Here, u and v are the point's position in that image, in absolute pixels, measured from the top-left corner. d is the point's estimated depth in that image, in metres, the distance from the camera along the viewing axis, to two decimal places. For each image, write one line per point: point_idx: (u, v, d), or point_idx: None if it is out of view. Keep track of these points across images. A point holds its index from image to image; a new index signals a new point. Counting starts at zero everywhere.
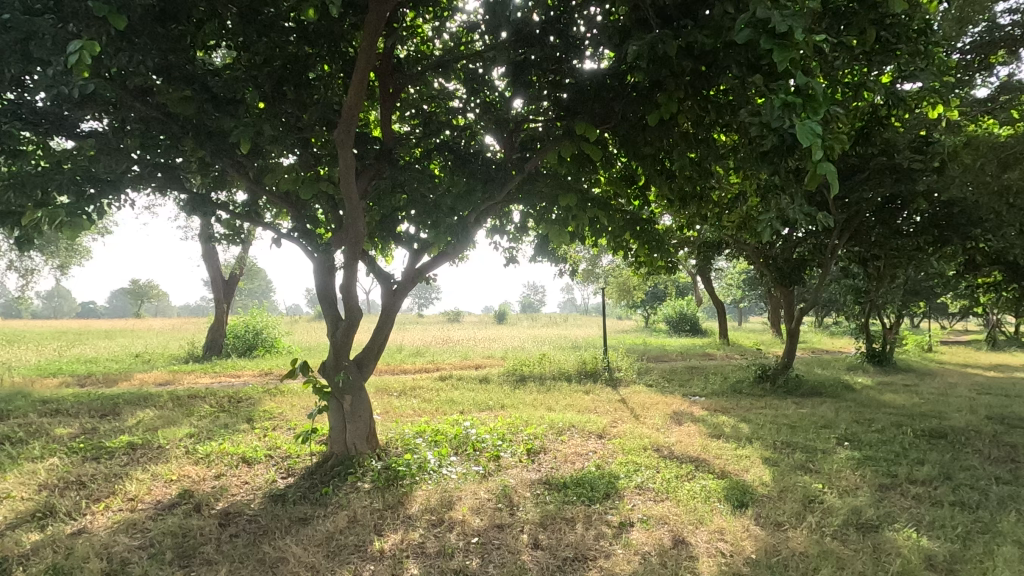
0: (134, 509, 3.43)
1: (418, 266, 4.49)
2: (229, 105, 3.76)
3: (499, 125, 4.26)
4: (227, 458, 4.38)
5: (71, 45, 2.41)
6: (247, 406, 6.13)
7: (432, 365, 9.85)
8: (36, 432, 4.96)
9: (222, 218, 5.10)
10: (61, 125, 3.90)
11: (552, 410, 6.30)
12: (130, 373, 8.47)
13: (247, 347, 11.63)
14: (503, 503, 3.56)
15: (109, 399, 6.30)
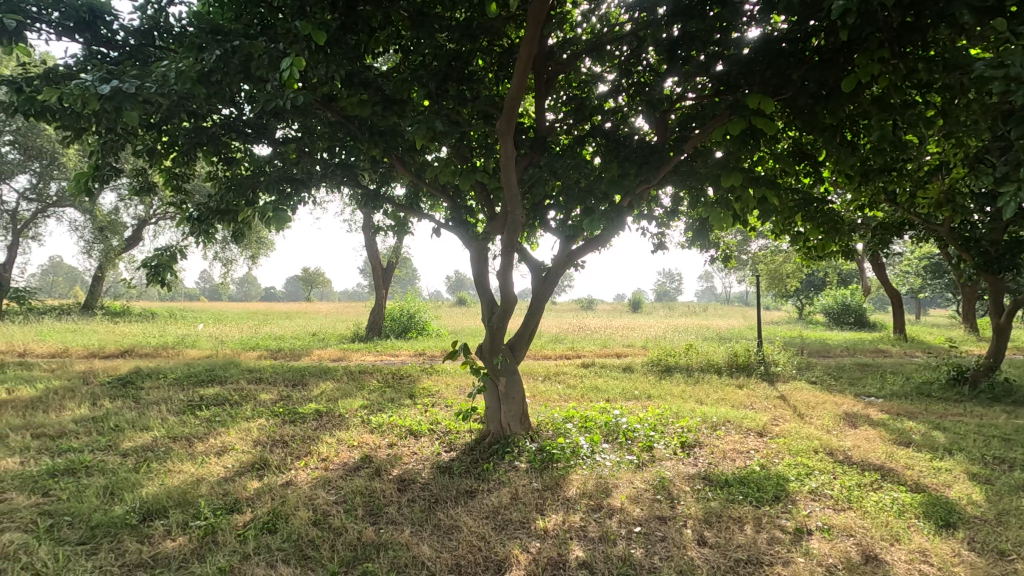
0: (327, 468, 3.91)
1: (570, 252, 4.51)
2: (398, 105, 4.05)
3: (652, 107, 4.06)
4: (397, 429, 4.81)
5: (284, 62, 2.75)
6: (408, 383, 6.70)
7: (573, 352, 9.93)
8: (246, 396, 5.89)
9: (388, 210, 5.56)
10: (263, 133, 4.44)
11: (703, 403, 6.00)
12: (310, 349, 9.69)
13: (402, 329, 12.68)
14: (663, 495, 3.47)
15: (297, 371, 7.27)
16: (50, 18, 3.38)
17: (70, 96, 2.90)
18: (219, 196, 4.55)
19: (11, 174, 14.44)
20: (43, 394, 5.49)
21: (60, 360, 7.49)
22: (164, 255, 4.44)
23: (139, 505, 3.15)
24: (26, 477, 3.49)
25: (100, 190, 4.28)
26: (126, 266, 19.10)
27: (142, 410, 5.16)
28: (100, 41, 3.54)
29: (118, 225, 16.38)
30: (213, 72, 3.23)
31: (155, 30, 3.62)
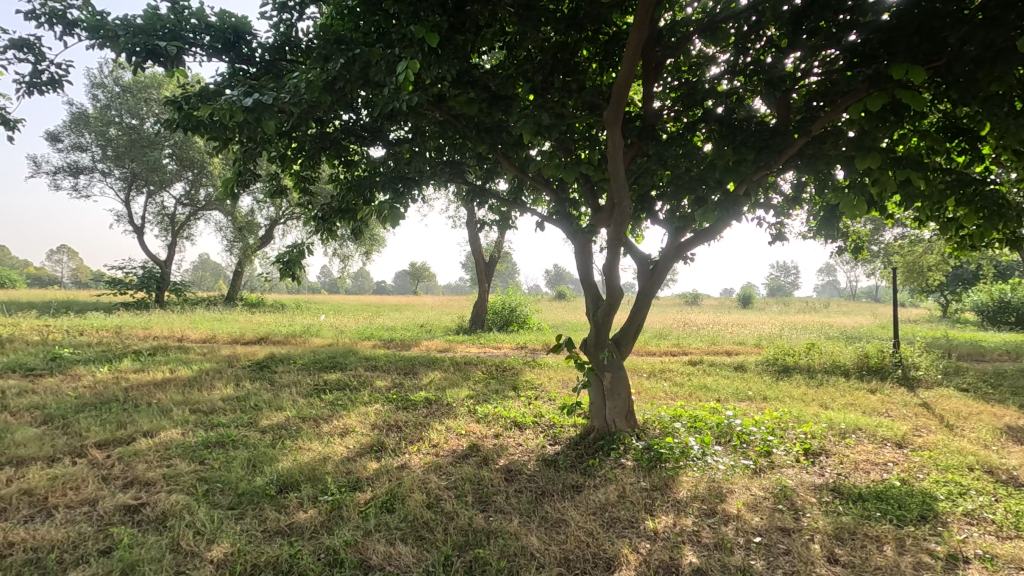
0: (438, 454, 4.08)
1: (679, 244, 4.30)
2: (504, 101, 4.09)
3: (772, 86, 3.74)
4: (502, 420, 4.91)
5: (400, 66, 2.87)
6: (512, 375, 6.81)
7: (679, 349, 9.54)
8: (364, 382, 6.32)
9: (493, 205, 5.65)
10: (378, 135, 4.69)
11: (829, 408, 5.50)
12: (419, 339, 10.18)
13: (504, 322, 12.94)
14: (785, 505, 3.22)
15: (408, 360, 7.67)
16: (202, 41, 3.79)
17: (221, 110, 3.25)
18: (340, 196, 4.90)
19: (171, 183, 16.63)
20: (198, 374, 6.28)
21: (210, 345, 8.52)
22: (294, 251, 4.88)
23: (276, 477, 3.49)
24: (187, 446, 4.00)
25: (242, 194, 4.78)
26: (261, 262, 21.29)
27: (276, 392, 5.72)
28: (242, 59, 3.93)
29: (254, 225, 18.28)
30: (337, 80, 3.46)
31: (287, 45, 3.96)
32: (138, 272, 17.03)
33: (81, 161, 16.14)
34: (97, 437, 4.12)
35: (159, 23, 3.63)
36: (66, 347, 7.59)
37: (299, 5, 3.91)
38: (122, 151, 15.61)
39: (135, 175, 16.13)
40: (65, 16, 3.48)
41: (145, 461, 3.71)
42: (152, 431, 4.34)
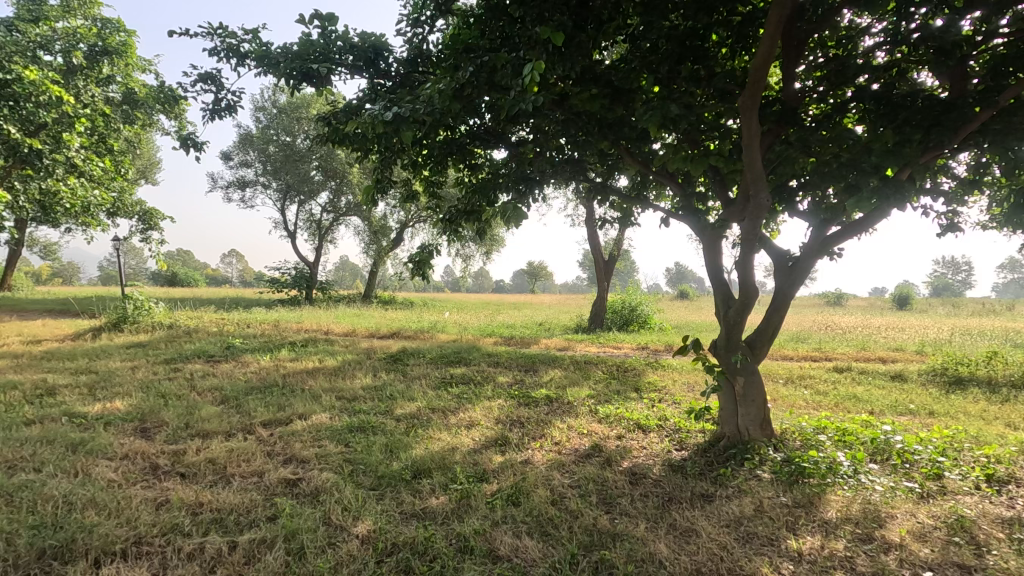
0: (560, 452, 4.10)
1: (824, 238, 3.88)
2: (628, 96, 3.98)
3: (944, 55, 3.24)
4: (625, 421, 4.80)
5: (527, 68, 2.92)
6: (634, 376, 6.64)
7: (821, 354, 8.66)
8: (487, 377, 6.53)
9: (615, 202, 5.54)
10: (501, 138, 4.82)
11: (1019, 428, 4.65)
12: (539, 337, 10.30)
13: (624, 322, 12.67)
14: (963, 538, 2.77)
15: (529, 357, 7.79)
16: (347, 61, 4.16)
17: (364, 123, 3.54)
18: (466, 199, 5.11)
19: (318, 192, 18.51)
20: (342, 364, 6.92)
21: (351, 338, 9.34)
22: (424, 252, 5.19)
23: (411, 463, 3.73)
24: (334, 429, 4.42)
25: (379, 199, 5.17)
26: (393, 262, 22.93)
27: (408, 383, 6.12)
28: (379, 74, 4.25)
29: (387, 228, 19.73)
30: (466, 87, 3.61)
31: (419, 57, 4.23)
32: (291, 272, 19.20)
33: (247, 176, 18.54)
34: (263, 417, 4.71)
35: (312, 48, 4.05)
36: (238, 337, 8.75)
37: (429, 19, 4.16)
38: (279, 165, 17.67)
39: (289, 187, 18.19)
40: (239, 50, 4.01)
41: (301, 440, 4.17)
42: (306, 414, 4.87)
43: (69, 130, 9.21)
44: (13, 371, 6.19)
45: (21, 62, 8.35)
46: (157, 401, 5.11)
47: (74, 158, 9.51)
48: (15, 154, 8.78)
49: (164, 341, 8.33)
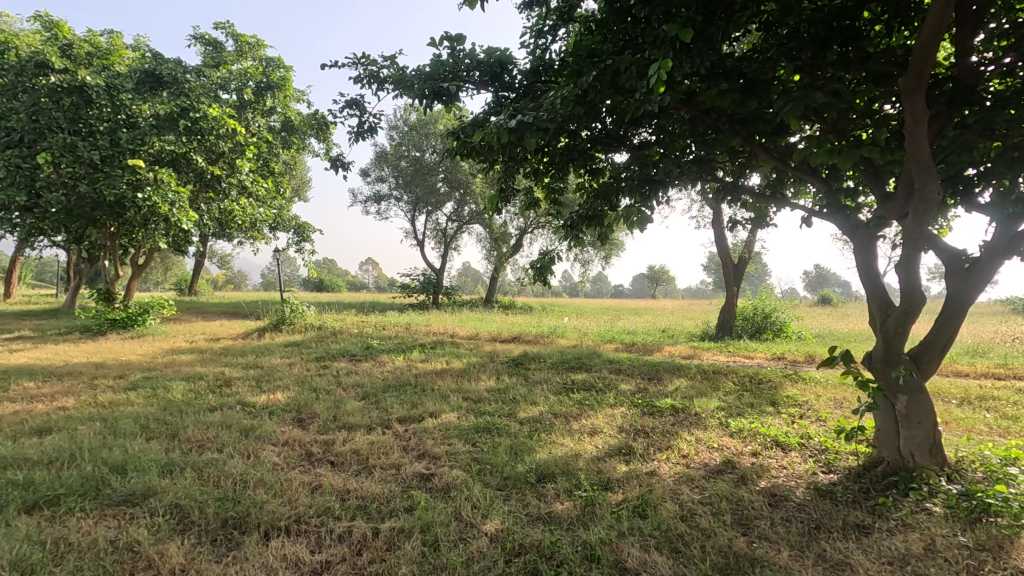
0: (689, 465, 3.91)
1: (1013, 235, 3.29)
2: (763, 87, 3.72)
3: None
4: (761, 437, 4.45)
5: (653, 68, 2.85)
6: (769, 389, 6.14)
7: (1007, 371, 7.36)
8: (609, 384, 6.43)
9: (748, 202, 5.16)
10: (623, 140, 4.73)
11: None
12: (662, 344, 9.93)
13: (757, 329, 11.80)
14: None
15: (652, 365, 7.54)
16: (474, 77, 4.36)
17: (491, 134, 3.68)
18: (588, 203, 5.08)
19: (444, 202, 19.56)
20: (467, 366, 7.22)
21: (475, 342, 9.72)
22: (545, 258, 5.26)
23: (536, 466, 3.78)
24: (462, 429, 4.62)
25: (503, 208, 5.34)
26: (513, 268, 23.52)
27: (531, 387, 6.23)
28: (503, 86, 4.39)
29: (507, 235, 20.27)
30: (589, 91, 3.59)
31: (541, 67, 4.29)
32: (420, 278, 20.48)
33: (382, 190, 20.14)
34: (398, 414, 5.06)
35: (442, 68, 4.32)
36: (376, 338, 9.53)
37: (552, 28, 4.21)
38: (409, 179, 18.96)
39: (418, 199, 19.44)
40: (379, 76, 4.41)
41: (432, 438, 4.42)
42: (436, 412, 5.16)
43: (241, 157, 10.68)
44: (200, 364, 7.30)
45: (207, 102, 9.86)
46: (310, 395, 5.72)
47: (245, 181, 11.01)
48: (202, 180, 10.38)
49: (314, 341, 9.30)
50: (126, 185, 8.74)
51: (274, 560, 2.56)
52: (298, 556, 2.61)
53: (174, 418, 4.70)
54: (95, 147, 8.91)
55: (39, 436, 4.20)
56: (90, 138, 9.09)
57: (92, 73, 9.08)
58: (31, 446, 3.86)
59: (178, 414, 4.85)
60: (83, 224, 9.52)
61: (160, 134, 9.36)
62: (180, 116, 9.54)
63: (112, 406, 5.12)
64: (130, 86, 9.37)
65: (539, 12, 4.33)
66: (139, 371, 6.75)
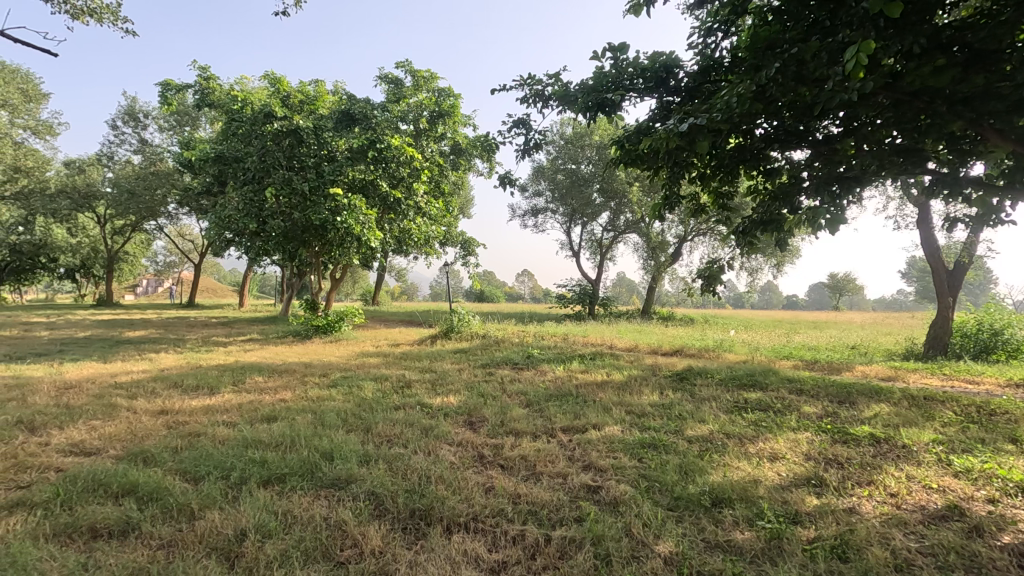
0: (899, 506, 3.35)
1: None
2: (996, 58, 3.10)
3: None
4: (999, 482, 3.65)
5: (850, 52, 2.56)
6: (1008, 423, 5.01)
7: None
8: (790, 406, 5.81)
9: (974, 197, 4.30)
10: (805, 136, 4.27)
11: None
12: (852, 363, 8.70)
13: (981, 349, 9.79)
14: None
15: (843, 386, 6.63)
16: (638, 85, 4.30)
17: (660, 141, 3.58)
18: (763, 208, 4.69)
19: (599, 213, 19.53)
20: (629, 379, 7.05)
21: (635, 354, 9.45)
22: (713, 267, 5.05)
23: (710, 489, 3.54)
24: (627, 443, 4.52)
25: (667, 216, 5.18)
26: (672, 278, 22.56)
27: (698, 404, 5.89)
28: (669, 89, 4.26)
29: (665, 244, 19.50)
30: (770, 86, 3.32)
31: (711, 66, 4.10)
32: (576, 289, 20.64)
33: (539, 204, 20.83)
34: (562, 423, 5.13)
35: (605, 79, 4.34)
36: (536, 348, 9.80)
37: (723, 25, 4.01)
38: (565, 192, 19.26)
39: (574, 210, 19.69)
40: (544, 94, 4.61)
41: (597, 450, 4.39)
42: (599, 424, 5.12)
43: (417, 181, 11.80)
44: (384, 366, 8.18)
45: (390, 134, 11.11)
46: (479, 400, 6.07)
47: (420, 203, 12.13)
48: (385, 203, 11.71)
49: (480, 349, 9.86)
50: (328, 211, 10.23)
51: (456, 554, 2.74)
52: (477, 552, 2.76)
53: (367, 414, 5.31)
54: (306, 180, 10.57)
55: (269, 422, 5.05)
56: (302, 172, 10.82)
57: (304, 118, 10.81)
58: (264, 430, 4.65)
59: (370, 411, 5.47)
60: (296, 244, 11.29)
61: (354, 165, 10.81)
62: (369, 148, 10.89)
63: (319, 400, 5.96)
64: (331, 126, 10.95)
65: (708, 9, 4.15)
66: (337, 371, 7.77)
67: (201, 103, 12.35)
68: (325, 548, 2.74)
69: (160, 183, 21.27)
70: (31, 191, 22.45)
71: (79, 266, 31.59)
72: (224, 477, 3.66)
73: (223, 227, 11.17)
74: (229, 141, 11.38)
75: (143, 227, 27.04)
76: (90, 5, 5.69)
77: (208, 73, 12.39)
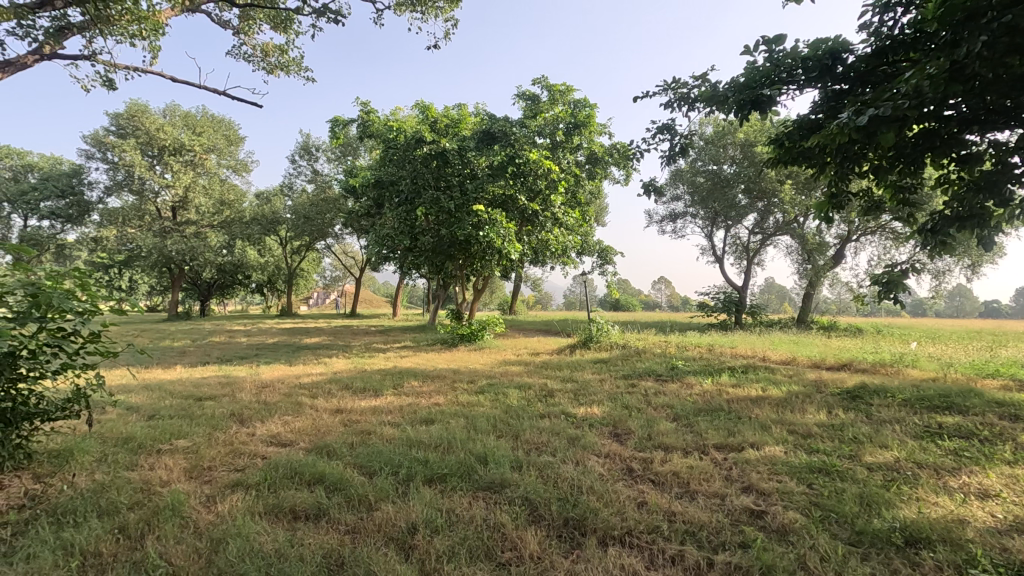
0: None
1: None
2: None
3: None
4: None
5: None
6: None
7: None
8: (1002, 434, 4.87)
9: None
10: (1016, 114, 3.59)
11: None
12: None
13: None
14: None
15: None
16: (798, 76, 4.00)
17: (829, 136, 3.27)
18: (960, 201, 4.04)
19: (745, 215, 18.24)
20: (789, 396, 6.44)
21: (794, 368, 8.62)
22: (894, 271, 4.53)
23: (901, 525, 3.10)
24: (792, 466, 4.13)
25: (834, 215, 4.70)
26: (834, 283, 20.22)
27: (877, 426, 5.19)
28: (836, 77, 3.90)
29: (824, 246, 17.58)
30: (971, 62, 2.87)
31: (888, 46, 3.67)
32: (720, 297, 19.42)
33: (678, 208, 20.06)
34: (715, 440, 4.85)
35: (760, 74, 4.10)
36: (680, 359, 9.38)
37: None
38: (707, 195, 18.30)
39: (717, 213, 18.61)
40: (690, 97, 4.50)
41: (757, 471, 4.07)
42: (757, 444, 4.75)
43: (554, 192, 12.00)
44: (527, 375, 8.41)
45: (529, 148, 11.42)
46: (623, 411, 5.97)
47: (557, 214, 12.27)
48: (524, 216, 12.09)
49: (620, 359, 9.70)
50: (471, 226, 10.84)
51: (615, 568, 2.72)
52: (636, 568, 2.71)
53: (515, 421, 5.50)
54: (452, 198, 11.31)
55: (427, 424, 5.45)
56: (449, 191, 11.59)
57: (451, 140, 11.61)
58: (423, 431, 5.03)
59: (516, 418, 5.65)
60: (443, 258, 12.10)
61: (494, 181, 11.33)
62: (509, 164, 11.34)
63: (469, 406, 6.30)
64: (473, 146, 11.60)
65: None
66: (484, 378, 8.15)
67: (363, 134, 13.84)
68: (487, 548, 2.89)
69: (328, 208, 24.14)
70: (232, 220, 26.83)
71: (267, 282, 36.93)
72: (394, 473, 4.03)
73: (381, 244, 12.38)
74: (386, 167, 12.61)
75: (315, 246, 30.85)
76: (280, 61, 6.69)
77: (369, 107, 13.85)
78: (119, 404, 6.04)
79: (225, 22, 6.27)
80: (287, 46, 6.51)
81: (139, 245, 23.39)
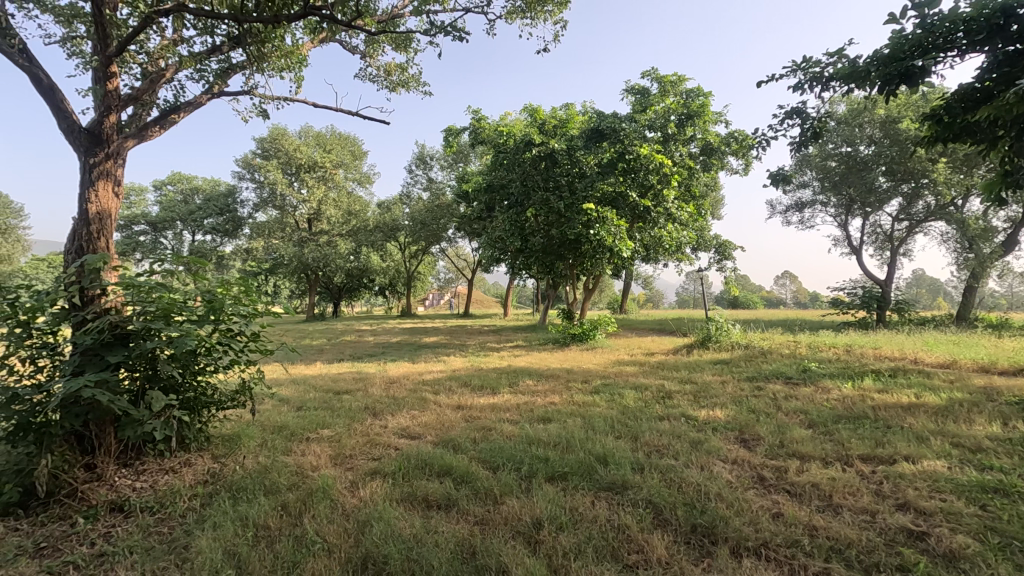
0: None
1: None
2: None
3: None
4: None
5: None
6: None
7: None
8: None
9: None
10: None
11: None
12: None
13: None
14: None
15: None
16: (959, 41, 3.55)
17: (1002, 106, 2.86)
18: None
19: (887, 200, 16.31)
20: (951, 404, 5.66)
21: (956, 372, 7.55)
22: None
23: None
24: (960, 484, 3.63)
25: (1009, 196, 4.07)
26: (1004, 273, 17.38)
27: None
28: (1007, 37, 3.41)
29: (990, 231, 15.18)
30: None
31: None
32: (858, 292, 17.54)
33: (805, 197, 18.46)
34: (860, 450, 4.40)
35: (909, 43, 3.70)
36: (814, 361, 8.62)
37: None
38: (840, 180, 16.64)
39: (853, 200, 16.84)
40: (825, 75, 4.16)
41: (915, 488, 3.64)
42: (913, 457, 4.24)
43: (667, 187, 11.58)
44: (643, 376, 8.22)
45: (639, 143, 11.13)
46: (750, 416, 5.63)
47: (671, 209, 11.82)
48: (635, 213, 11.81)
49: (744, 360, 9.13)
50: (581, 225, 10.86)
51: None
52: None
53: (633, 423, 5.40)
54: (562, 199, 11.37)
55: (545, 423, 5.54)
56: (558, 191, 11.67)
57: (559, 140, 11.69)
58: (541, 430, 5.13)
59: (635, 420, 5.55)
60: (554, 258, 12.21)
61: (604, 179, 11.20)
62: (619, 160, 11.25)
63: (585, 406, 6.29)
64: (582, 145, 11.56)
65: None
66: (599, 378, 8.09)
67: (475, 141, 14.36)
68: (613, 548, 2.88)
69: (442, 213, 25.32)
70: (358, 229, 29.12)
71: (390, 285, 39.64)
72: (516, 469, 4.15)
73: (494, 246, 12.78)
74: (496, 171, 13.00)
75: (431, 250, 32.51)
76: (401, 78, 7.16)
77: (480, 115, 14.35)
78: (274, 396, 6.83)
79: (354, 48, 6.85)
80: (407, 64, 6.95)
81: (282, 255, 26.22)
